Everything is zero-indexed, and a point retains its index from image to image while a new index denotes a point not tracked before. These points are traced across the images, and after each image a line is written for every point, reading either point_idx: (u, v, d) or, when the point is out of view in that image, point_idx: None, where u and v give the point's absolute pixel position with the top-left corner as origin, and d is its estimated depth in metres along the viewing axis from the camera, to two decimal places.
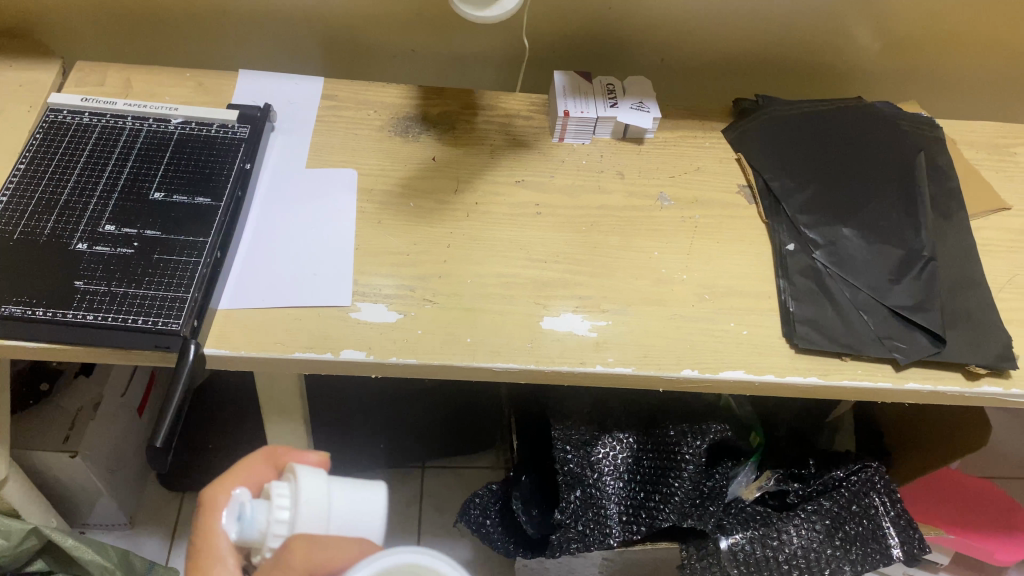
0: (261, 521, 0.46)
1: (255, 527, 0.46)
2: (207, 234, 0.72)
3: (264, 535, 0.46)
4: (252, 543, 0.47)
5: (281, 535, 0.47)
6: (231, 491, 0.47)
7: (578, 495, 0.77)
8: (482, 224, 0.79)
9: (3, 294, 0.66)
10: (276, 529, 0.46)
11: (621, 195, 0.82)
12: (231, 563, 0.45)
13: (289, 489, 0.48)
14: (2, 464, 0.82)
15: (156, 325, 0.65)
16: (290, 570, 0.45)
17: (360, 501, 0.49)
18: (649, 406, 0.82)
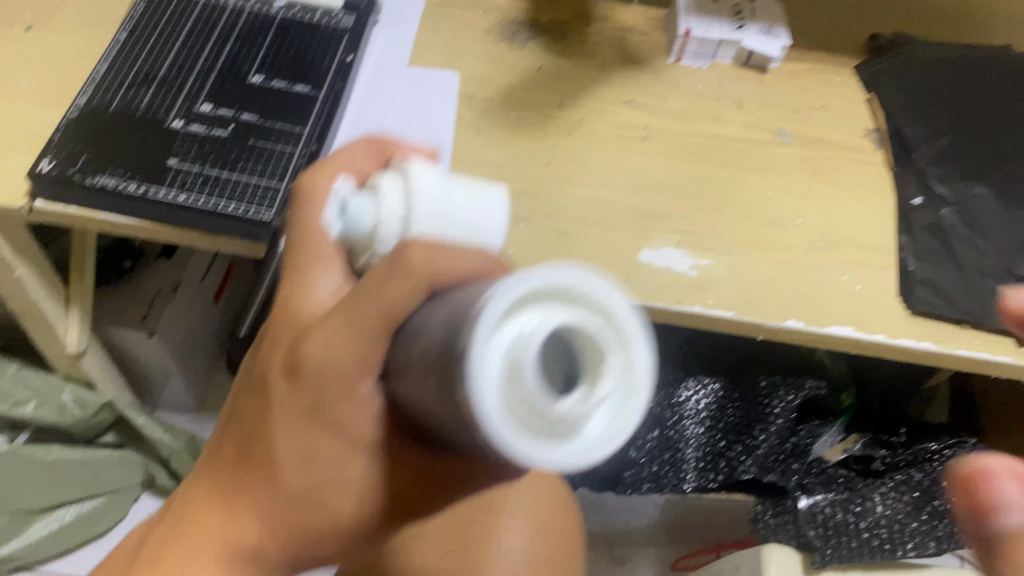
0: (368, 220, 0.46)
1: (362, 224, 0.46)
2: (304, 125, 0.69)
3: (372, 232, 0.46)
4: (360, 241, 0.47)
5: (388, 239, 0.46)
6: (330, 184, 0.50)
7: (656, 435, 0.82)
8: (586, 143, 0.74)
9: (98, 164, 0.65)
10: (382, 239, 0.46)
11: (737, 127, 0.77)
12: (338, 265, 0.48)
13: (398, 186, 0.47)
14: (81, 335, 0.85)
15: (247, 212, 0.64)
16: (407, 275, 0.37)
17: (479, 203, 0.48)
18: (742, 354, 0.85)
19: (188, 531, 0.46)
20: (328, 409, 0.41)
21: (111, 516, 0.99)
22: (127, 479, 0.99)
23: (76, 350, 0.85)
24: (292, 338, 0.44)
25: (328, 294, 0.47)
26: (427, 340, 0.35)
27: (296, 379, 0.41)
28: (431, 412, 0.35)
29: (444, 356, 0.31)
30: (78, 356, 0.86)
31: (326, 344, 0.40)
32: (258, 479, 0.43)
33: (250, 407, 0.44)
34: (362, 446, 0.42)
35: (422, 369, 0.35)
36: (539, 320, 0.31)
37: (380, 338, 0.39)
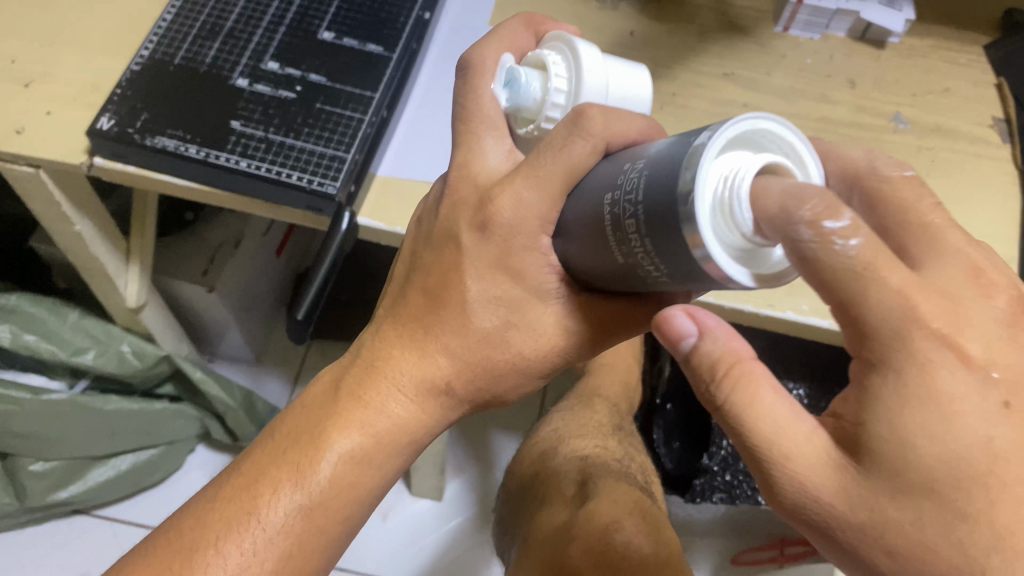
0: (536, 91, 0.46)
1: (529, 96, 0.46)
2: (375, 89, 0.64)
3: (540, 105, 0.46)
4: (526, 110, 0.47)
5: (555, 111, 0.46)
6: (499, 56, 0.47)
7: (730, 443, 0.79)
8: (678, 119, 0.68)
9: (159, 123, 0.61)
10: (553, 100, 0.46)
11: (848, 109, 0.69)
12: (504, 138, 0.46)
13: (563, 59, 0.47)
14: (141, 290, 0.83)
15: (311, 185, 0.60)
16: (591, 137, 0.40)
17: (637, 79, 0.49)
18: (832, 358, 0.83)
19: (384, 378, 0.46)
20: (517, 255, 0.43)
21: (168, 466, 1.00)
22: (183, 432, 0.98)
23: (135, 305, 0.83)
24: (478, 193, 0.44)
25: (500, 160, 0.46)
26: (624, 195, 0.36)
27: (487, 230, 0.43)
28: (612, 259, 0.37)
29: (646, 195, 0.34)
30: (138, 310, 0.84)
31: (518, 196, 0.42)
32: (448, 318, 0.44)
33: (435, 257, 0.45)
34: (543, 295, 0.44)
35: (621, 229, 0.35)
36: (737, 158, 0.33)
37: (561, 196, 0.41)
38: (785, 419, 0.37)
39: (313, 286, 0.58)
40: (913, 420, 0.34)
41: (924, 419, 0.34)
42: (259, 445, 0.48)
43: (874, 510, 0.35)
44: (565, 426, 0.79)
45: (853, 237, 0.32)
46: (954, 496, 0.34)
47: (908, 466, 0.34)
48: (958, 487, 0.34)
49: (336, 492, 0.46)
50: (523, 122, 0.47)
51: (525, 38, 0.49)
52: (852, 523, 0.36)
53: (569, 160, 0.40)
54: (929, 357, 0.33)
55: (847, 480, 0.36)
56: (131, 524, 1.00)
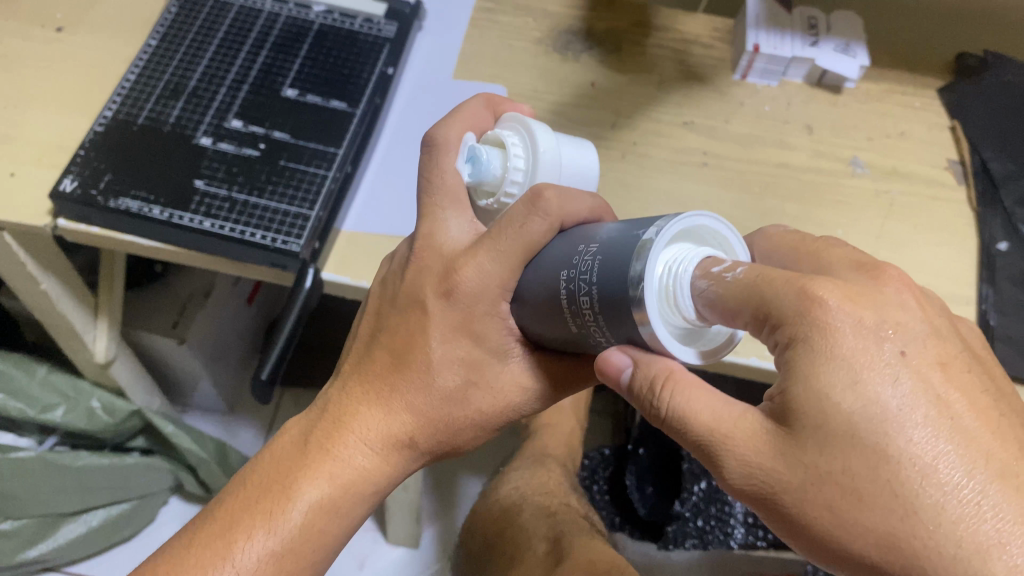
0: (496, 169, 0.47)
1: (491, 173, 0.47)
2: (339, 145, 0.65)
3: (501, 182, 0.47)
4: (486, 187, 0.48)
5: (515, 187, 0.47)
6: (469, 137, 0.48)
7: (700, 488, 0.82)
8: (639, 169, 0.69)
9: (122, 184, 0.62)
10: (514, 178, 0.47)
11: (806, 154, 0.71)
12: (466, 214, 0.46)
13: (522, 139, 0.48)
14: (110, 345, 0.82)
15: (275, 242, 0.60)
16: (548, 217, 0.41)
17: (584, 158, 0.51)
18: None
19: (350, 431, 0.46)
20: (480, 320, 0.43)
21: (140, 520, 0.99)
22: (155, 485, 0.98)
23: (103, 360, 0.82)
24: (443, 262, 0.45)
25: (463, 236, 0.46)
26: (580, 272, 0.38)
27: (452, 297, 0.44)
28: (567, 328, 0.40)
29: (597, 276, 0.36)
30: (107, 365, 0.83)
31: (480, 270, 0.43)
32: (413, 376, 0.44)
33: (398, 319, 0.46)
34: (503, 356, 0.44)
35: (576, 304, 0.38)
36: (678, 250, 0.36)
37: (522, 268, 0.42)
38: (718, 406, 0.37)
39: (278, 345, 0.58)
40: (821, 373, 0.33)
41: (836, 376, 0.33)
42: (233, 488, 0.47)
43: (808, 467, 0.34)
44: (524, 484, 0.80)
45: (737, 267, 0.35)
46: (884, 445, 0.33)
47: (826, 418, 0.33)
48: (882, 434, 0.33)
49: (306, 539, 0.45)
50: (484, 195, 0.48)
51: (485, 117, 0.50)
52: (791, 488, 0.34)
53: (526, 237, 0.41)
54: (827, 319, 0.34)
55: (777, 448, 0.35)
56: None
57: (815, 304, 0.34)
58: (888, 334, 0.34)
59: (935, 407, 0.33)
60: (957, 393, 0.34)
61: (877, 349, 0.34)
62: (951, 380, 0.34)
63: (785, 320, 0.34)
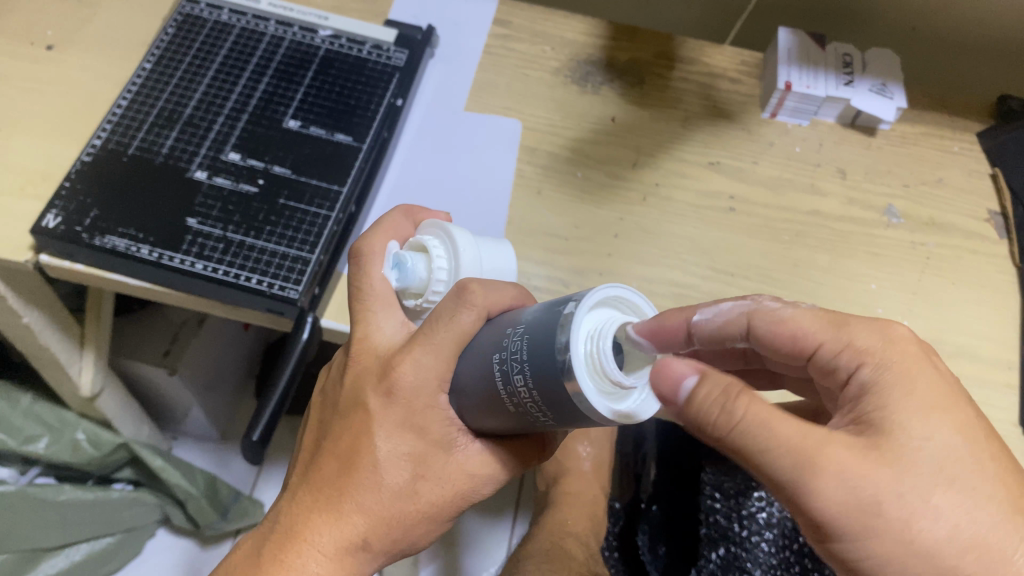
0: (420, 271, 0.47)
1: (414, 275, 0.47)
2: (343, 183, 0.61)
3: (425, 285, 0.47)
4: (411, 289, 0.47)
5: (440, 289, 0.46)
6: (387, 242, 0.47)
7: (719, 553, 0.73)
8: (660, 213, 0.65)
9: (109, 220, 0.57)
10: (437, 283, 0.46)
11: (838, 201, 0.67)
12: (395, 313, 0.46)
13: (442, 239, 0.48)
14: (96, 377, 0.78)
15: (271, 288, 0.56)
16: (473, 306, 0.41)
17: (505, 252, 0.50)
18: None
19: (305, 541, 0.42)
20: (421, 414, 0.41)
21: (126, 555, 0.95)
22: (142, 519, 0.94)
23: (89, 392, 0.78)
24: (381, 360, 0.44)
25: (396, 329, 0.45)
26: (511, 353, 0.37)
27: (392, 396, 0.42)
28: (506, 411, 0.38)
29: (528, 354, 0.36)
30: (92, 397, 0.79)
31: (415, 365, 0.41)
32: (362, 476, 0.42)
33: (342, 424, 0.44)
34: (450, 446, 0.42)
35: (511, 385, 0.36)
36: (602, 318, 0.36)
37: (454, 359, 0.41)
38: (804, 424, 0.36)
39: (271, 401, 0.54)
40: (896, 396, 0.38)
41: (905, 402, 0.38)
42: None
43: (870, 487, 0.35)
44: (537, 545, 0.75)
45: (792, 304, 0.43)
46: (913, 462, 0.36)
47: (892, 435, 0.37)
48: (938, 466, 0.37)
49: None
50: (411, 296, 0.48)
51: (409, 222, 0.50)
52: (853, 501, 0.35)
53: (458, 331, 0.41)
54: (904, 363, 0.39)
55: (859, 459, 0.36)
56: None
57: (898, 346, 0.40)
58: (950, 385, 0.39)
59: (970, 453, 0.38)
60: (995, 457, 0.38)
61: (937, 388, 0.39)
62: (989, 438, 0.39)
63: (871, 351, 0.40)
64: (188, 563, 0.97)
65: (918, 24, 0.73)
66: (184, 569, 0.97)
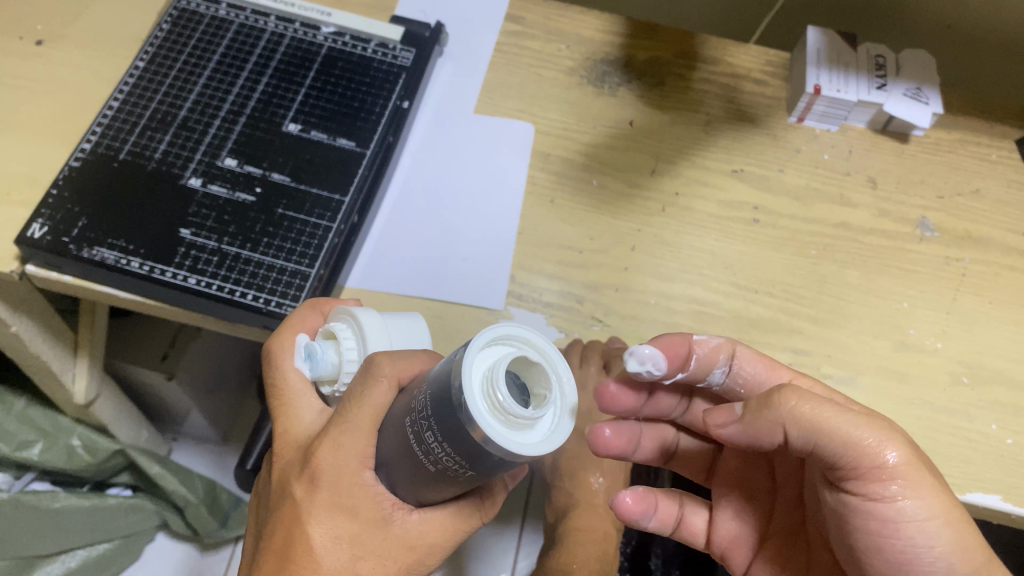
0: (330, 358, 0.43)
1: (325, 363, 0.43)
2: (346, 191, 0.57)
3: (337, 370, 0.43)
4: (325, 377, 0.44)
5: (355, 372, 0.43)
6: (294, 334, 0.44)
7: None
8: (681, 224, 0.61)
9: (97, 231, 0.54)
10: (349, 363, 0.43)
11: (868, 213, 0.63)
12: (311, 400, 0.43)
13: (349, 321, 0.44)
14: (91, 384, 0.76)
15: (268, 306, 0.53)
16: (383, 378, 0.39)
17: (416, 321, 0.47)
18: None
19: None
20: (349, 492, 0.38)
21: (124, 561, 0.92)
22: (140, 525, 0.91)
23: (84, 400, 0.75)
24: (303, 449, 0.41)
25: (315, 417, 0.43)
26: (418, 413, 0.34)
27: (317, 480, 0.39)
28: (427, 468, 0.35)
29: (431, 408, 0.32)
30: (87, 404, 0.76)
31: (339, 446, 0.39)
32: (299, 567, 0.38)
33: (271, 523, 0.40)
34: (388, 521, 0.39)
35: (423, 441, 0.33)
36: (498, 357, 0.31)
37: (376, 434, 0.39)
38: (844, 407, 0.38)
39: None
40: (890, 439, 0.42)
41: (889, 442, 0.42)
42: None
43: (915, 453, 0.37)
44: None
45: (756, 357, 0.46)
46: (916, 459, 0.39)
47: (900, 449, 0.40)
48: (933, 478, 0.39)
49: None
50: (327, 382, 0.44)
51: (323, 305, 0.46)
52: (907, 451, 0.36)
53: (372, 407, 0.39)
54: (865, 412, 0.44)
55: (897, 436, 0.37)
56: None
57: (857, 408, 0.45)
58: None
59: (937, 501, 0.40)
60: None
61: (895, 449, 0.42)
62: None
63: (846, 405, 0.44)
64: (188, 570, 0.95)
65: (956, 23, 0.69)
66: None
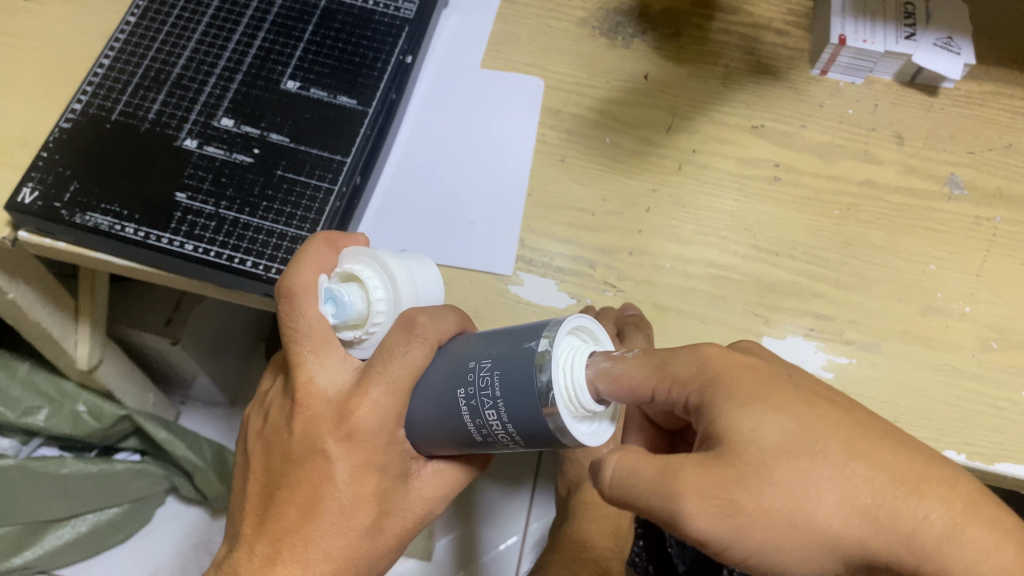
0: (358, 304, 0.42)
1: (353, 310, 0.41)
2: (347, 152, 0.55)
3: (366, 314, 0.42)
4: (351, 324, 0.42)
5: (384, 317, 0.42)
6: (316, 274, 0.41)
7: None
8: (698, 184, 0.59)
9: (90, 196, 0.52)
10: (379, 307, 0.42)
11: (894, 170, 0.60)
12: (336, 350, 0.41)
13: (375, 266, 0.42)
14: (94, 349, 0.75)
15: (268, 273, 0.50)
16: (426, 342, 0.39)
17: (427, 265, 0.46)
18: None
19: None
20: (386, 453, 0.40)
21: (135, 524, 0.92)
22: (150, 489, 0.90)
23: (88, 365, 0.74)
24: (333, 405, 0.40)
25: (341, 373, 0.41)
26: (478, 390, 0.36)
27: (353, 439, 0.40)
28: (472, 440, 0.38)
29: (500, 392, 0.35)
30: (91, 370, 0.76)
31: (374, 406, 0.39)
32: (327, 522, 0.41)
33: (298, 469, 0.41)
34: (408, 474, 0.42)
35: (481, 419, 0.36)
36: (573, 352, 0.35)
37: (409, 394, 0.39)
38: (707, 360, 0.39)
39: None
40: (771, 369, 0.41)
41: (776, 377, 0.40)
42: None
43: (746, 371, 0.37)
44: None
45: None
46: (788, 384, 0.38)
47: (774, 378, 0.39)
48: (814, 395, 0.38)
49: None
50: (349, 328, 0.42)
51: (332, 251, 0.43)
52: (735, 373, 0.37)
53: (412, 369, 0.39)
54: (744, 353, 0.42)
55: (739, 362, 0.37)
56: None
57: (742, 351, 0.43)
58: None
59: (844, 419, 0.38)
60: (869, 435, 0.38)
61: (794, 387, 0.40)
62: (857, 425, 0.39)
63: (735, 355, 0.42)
64: (199, 534, 0.95)
65: None
66: (195, 539, 0.95)
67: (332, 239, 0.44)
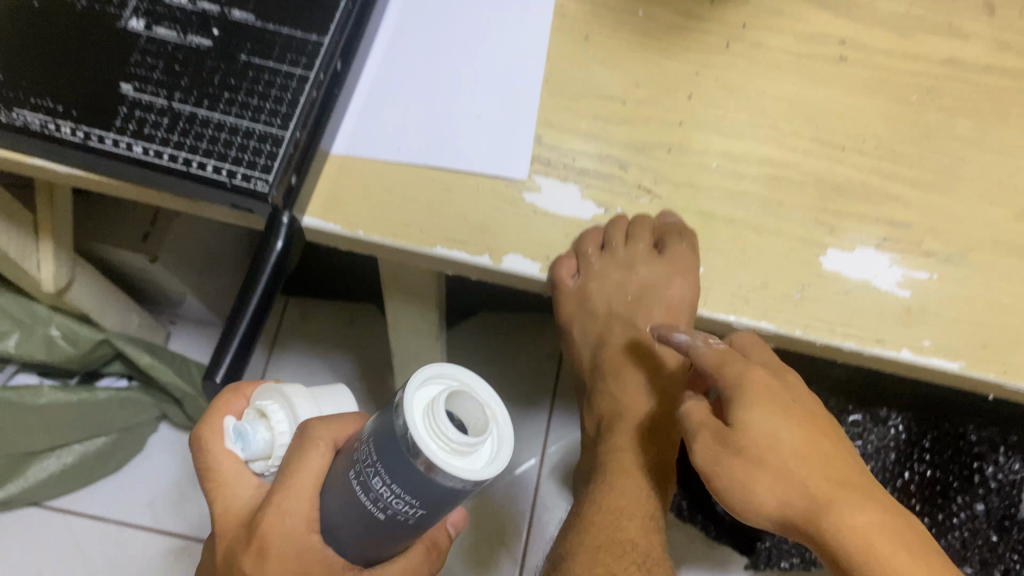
0: (262, 441, 0.41)
1: (258, 446, 0.41)
2: (326, 31, 0.45)
3: (271, 447, 0.41)
4: (261, 453, 0.41)
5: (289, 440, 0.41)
6: (221, 419, 0.41)
7: None
8: (748, 65, 0.49)
9: (18, 88, 0.44)
10: (283, 439, 0.41)
11: (984, 47, 0.50)
12: (250, 484, 0.41)
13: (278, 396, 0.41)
14: (63, 269, 0.67)
15: (232, 179, 0.42)
16: (319, 444, 0.37)
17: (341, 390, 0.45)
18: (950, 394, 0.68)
19: None
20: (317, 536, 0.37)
21: (126, 453, 0.86)
22: (139, 417, 0.84)
23: (56, 286, 0.67)
24: (246, 529, 0.40)
25: (250, 496, 0.41)
26: (364, 464, 0.33)
27: (264, 554, 0.38)
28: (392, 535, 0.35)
29: (375, 456, 0.32)
30: (59, 292, 0.68)
31: (283, 513, 0.37)
32: None
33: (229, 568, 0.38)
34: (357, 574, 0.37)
35: (371, 488, 0.33)
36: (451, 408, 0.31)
37: (320, 496, 0.37)
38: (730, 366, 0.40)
39: (238, 330, 0.40)
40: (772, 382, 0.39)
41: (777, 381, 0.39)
42: None
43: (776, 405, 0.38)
44: None
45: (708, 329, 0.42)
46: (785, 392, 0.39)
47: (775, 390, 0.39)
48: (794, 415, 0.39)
49: None
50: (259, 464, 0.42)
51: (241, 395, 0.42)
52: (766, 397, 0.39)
53: (313, 469, 0.37)
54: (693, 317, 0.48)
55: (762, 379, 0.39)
56: (88, 517, 0.86)
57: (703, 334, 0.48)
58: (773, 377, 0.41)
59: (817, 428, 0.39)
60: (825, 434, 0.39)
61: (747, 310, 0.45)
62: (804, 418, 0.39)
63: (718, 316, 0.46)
64: (196, 463, 0.89)
65: None
66: (190, 467, 0.89)
67: (251, 381, 0.43)
